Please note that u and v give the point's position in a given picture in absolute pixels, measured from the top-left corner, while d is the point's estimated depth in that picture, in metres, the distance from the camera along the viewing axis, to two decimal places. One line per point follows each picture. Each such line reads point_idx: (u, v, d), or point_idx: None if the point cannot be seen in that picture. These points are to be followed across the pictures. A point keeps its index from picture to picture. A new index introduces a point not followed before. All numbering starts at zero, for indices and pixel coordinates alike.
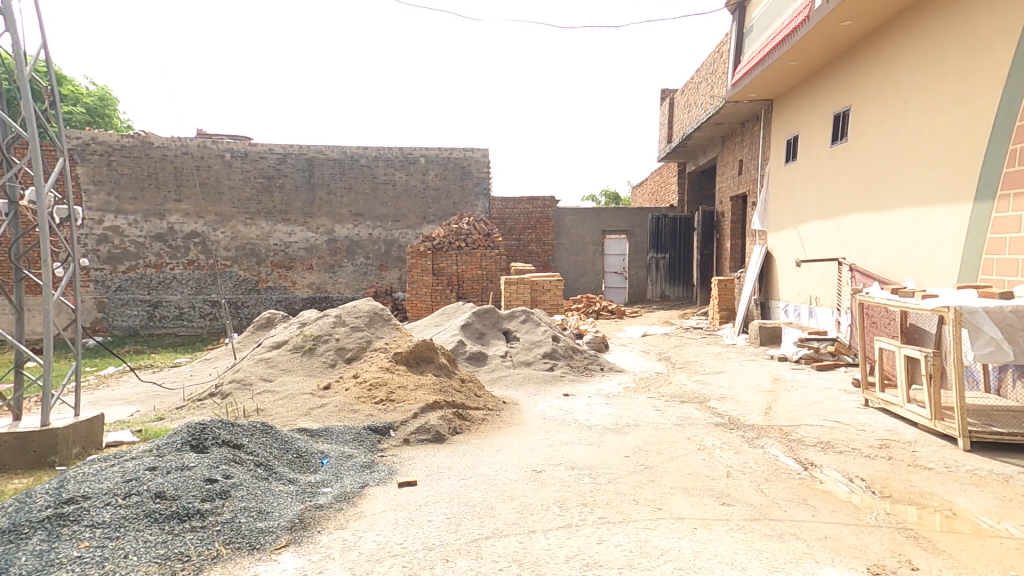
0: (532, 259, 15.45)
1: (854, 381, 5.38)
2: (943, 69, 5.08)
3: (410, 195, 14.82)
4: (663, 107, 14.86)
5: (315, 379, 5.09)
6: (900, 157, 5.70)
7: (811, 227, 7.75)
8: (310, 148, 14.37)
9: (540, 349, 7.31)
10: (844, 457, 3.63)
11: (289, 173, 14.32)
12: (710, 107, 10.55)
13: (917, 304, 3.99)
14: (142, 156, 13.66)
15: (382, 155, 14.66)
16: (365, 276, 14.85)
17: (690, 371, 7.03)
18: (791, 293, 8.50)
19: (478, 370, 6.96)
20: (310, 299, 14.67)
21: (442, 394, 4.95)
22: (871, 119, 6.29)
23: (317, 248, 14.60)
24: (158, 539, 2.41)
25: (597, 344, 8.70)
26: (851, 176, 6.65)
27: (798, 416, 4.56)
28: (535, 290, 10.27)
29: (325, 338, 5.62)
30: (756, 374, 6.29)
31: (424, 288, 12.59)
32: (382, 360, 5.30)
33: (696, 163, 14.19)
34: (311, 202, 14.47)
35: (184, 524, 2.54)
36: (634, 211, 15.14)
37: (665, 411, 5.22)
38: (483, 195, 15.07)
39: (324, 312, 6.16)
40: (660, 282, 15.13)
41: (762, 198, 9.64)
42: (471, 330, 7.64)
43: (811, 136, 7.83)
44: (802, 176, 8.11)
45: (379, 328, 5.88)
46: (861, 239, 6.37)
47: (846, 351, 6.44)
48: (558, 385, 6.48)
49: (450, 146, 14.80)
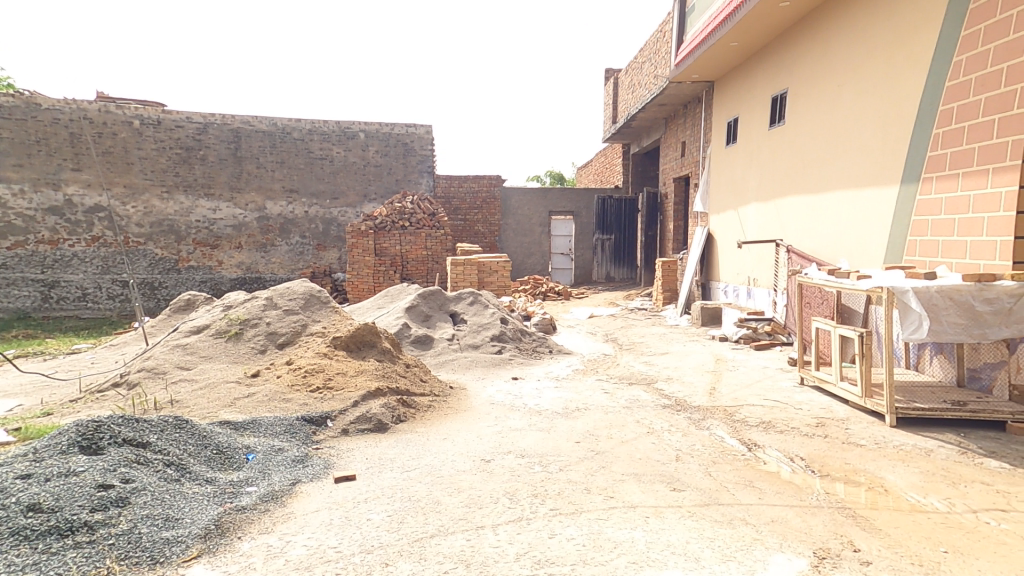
0: (478, 240, 15.19)
1: (790, 359, 5.55)
2: (874, 53, 5.16)
3: (348, 171, 14.12)
4: (607, 87, 14.83)
5: (242, 366, 4.67)
6: (834, 140, 5.83)
7: (751, 209, 7.92)
8: (235, 118, 13.36)
9: (489, 331, 7.14)
10: (784, 436, 3.70)
11: (211, 144, 13.29)
12: (653, 87, 10.58)
13: (853, 285, 4.07)
14: (27, 119, 12.21)
15: (317, 128, 13.84)
16: (301, 256, 14.08)
17: (637, 353, 7.10)
18: (731, 274, 8.74)
19: (423, 353, 6.72)
20: (239, 280, 13.77)
21: (385, 379, 4.69)
22: (807, 102, 6.39)
23: (246, 225, 13.69)
24: (29, 561, 2.06)
25: (545, 326, 8.65)
26: (790, 159, 6.78)
27: (741, 396, 4.65)
28: (482, 271, 10.04)
29: (254, 322, 5.18)
30: (699, 355, 6.41)
31: (365, 268, 12.09)
32: (319, 345, 4.95)
33: (640, 145, 14.33)
34: (238, 176, 13.52)
35: (64, 540, 2.19)
36: (580, 193, 15.17)
37: (614, 394, 5.22)
38: (427, 173, 14.57)
39: (253, 294, 5.68)
40: (605, 264, 15.30)
41: (704, 180, 9.79)
42: (417, 312, 7.36)
43: (751, 118, 7.94)
44: (742, 158, 8.25)
45: (315, 311, 5.49)
46: (798, 220, 6.53)
47: (782, 331, 6.64)
48: (507, 368, 6.36)
49: (391, 122, 14.17)
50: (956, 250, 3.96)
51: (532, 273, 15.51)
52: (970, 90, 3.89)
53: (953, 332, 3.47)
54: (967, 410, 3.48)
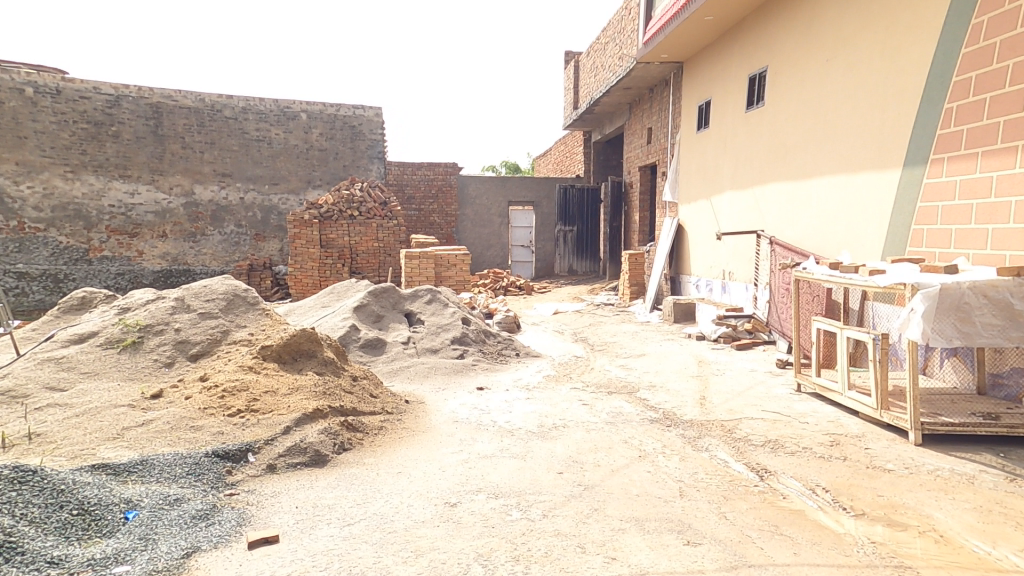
0: (434, 230, 14.36)
1: (779, 361, 5.11)
2: (870, 25, 4.75)
3: (289, 155, 12.94)
4: (568, 71, 14.23)
5: (139, 385, 3.75)
6: (821, 121, 5.43)
7: (725, 197, 7.53)
8: (154, 92, 11.96)
9: (449, 333, 6.41)
10: (797, 456, 3.18)
11: (126, 120, 11.88)
12: (619, 68, 10.03)
13: (862, 280, 3.52)
14: None
15: (252, 106, 12.58)
16: (237, 247, 12.83)
17: (611, 355, 6.56)
18: (703, 268, 8.37)
19: (374, 360, 5.92)
20: (163, 273, 12.44)
21: (326, 398, 3.90)
22: (791, 79, 5.97)
23: (171, 212, 12.34)
24: None
25: (508, 325, 8.01)
26: (770, 142, 6.38)
27: (736, 408, 4.13)
28: (438, 264, 9.26)
29: (160, 329, 4.25)
30: (679, 357, 5.92)
31: (310, 260, 11.09)
32: (243, 357, 4.09)
33: (602, 132, 13.82)
34: (160, 157, 12.16)
35: None
36: (540, 181, 14.55)
37: (594, 406, 4.64)
38: (377, 159, 13.58)
39: (161, 294, 4.71)
40: (568, 256, 14.78)
41: (672, 168, 9.38)
42: (367, 313, 6.52)
43: (725, 100, 7.53)
44: (715, 143, 7.84)
45: (239, 313, 4.60)
46: (780, 208, 6.15)
47: (763, 329, 6.21)
48: (470, 376, 5.66)
49: (337, 102, 13.05)
50: (974, 239, 3.59)
51: (491, 265, 14.81)
52: (993, 57, 3.46)
53: (987, 335, 3.05)
54: (1004, 424, 3.07)
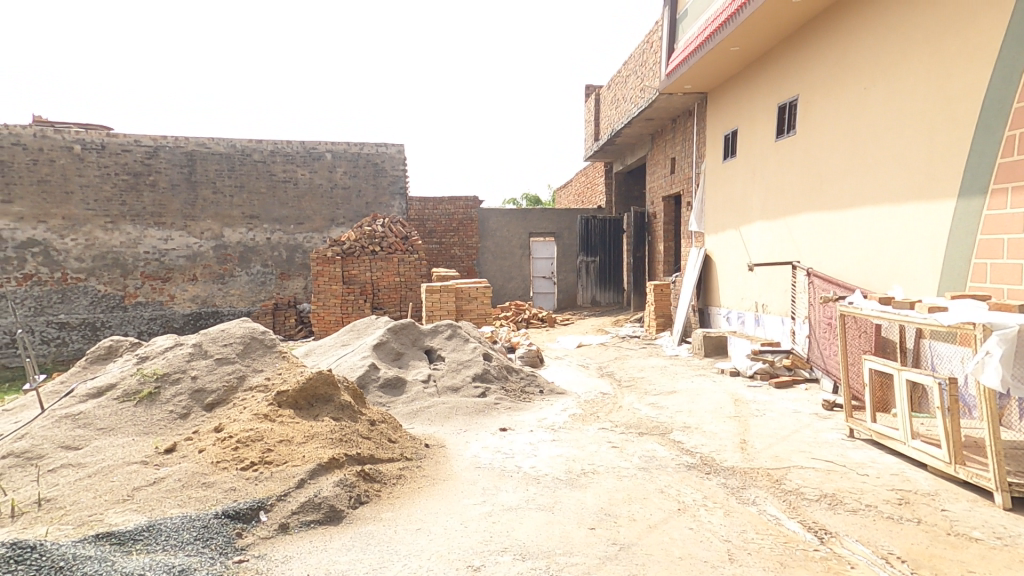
0: (455, 264, 14.33)
1: (824, 402, 4.77)
2: (912, 51, 4.57)
3: (314, 194, 13.17)
4: (588, 104, 14.31)
5: (154, 440, 3.65)
6: (861, 150, 5.23)
7: (755, 228, 7.30)
8: (189, 141, 12.37)
9: (470, 370, 6.21)
10: (859, 518, 2.86)
11: (162, 170, 12.28)
12: (640, 101, 10.01)
13: (922, 318, 3.27)
14: None
15: (280, 149, 12.90)
16: (263, 287, 12.97)
17: (640, 391, 6.26)
18: (733, 299, 8.07)
19: (394, 400, 5.74)
20: (193, 316, 12.61)
21: (343, 445, 3.72)
22: (825, 108, 5.80)
23: (202, 255, 12.58)
24: None
25: (531, 359, 7.78)
26: (803, 172, 6.17)
27: (782, 454, 3.82)
28: (459, 298, 9.13)
29: (177, 378, 4.17)
30: (713, 396, 5.61)
31: (332, 298, 11.11)
32: (259, 404, 3.96)
33: (623, 162, 13.77)
34: (193, 204, 12.47)
35: None
36: (561, 213, 14.48)
37: (624, 449, 4.34)
38: (399, 195, 13.72)
39: (178, 340, 4.65)
40: (591, 287, 14.57)
41: (698, 199, 9.20)
42: (387, 350, 6.38)
43: (752, 129, 7.39)
44: (742, 173, 7.66)
45: (256, 358, 4.50)
46: (817, 239, 5.89)
47: (803, 364, 5.88)
48: (493, 416, 5.42)
49: (360, 141, 13.31)
50: None
51: (513, 298, 14.68)
52: None
53: None
54: None
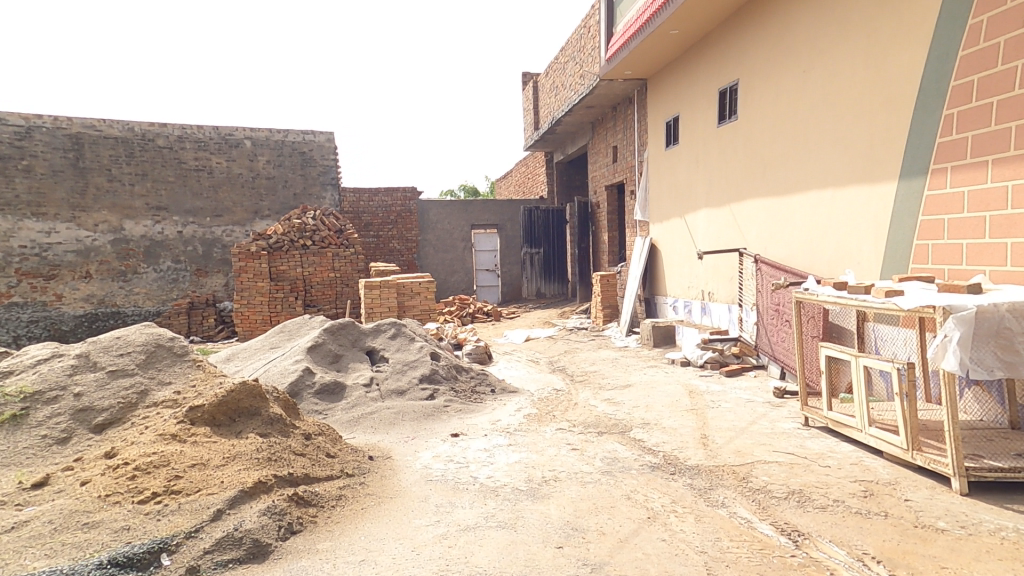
0: (394, 258, 13.70)
1: (776, 390, 4.76)
2: (849, 35, 4.61)
3: (233, 184, 12.13)
4: (527, 92, 14.06)
5: (17, 472, 3.06)
6: (801, 136, 5.28)
7: (699, 216, 7.34)
8: (73, 122, 10.98)
9: (416, 371, 5.80)
10: (828, 515, 2.74)
11: (40, 153, 10.83)
12: (581, 87, 9.85)
13: (879, 304, 3.20)
14: None
15: (189, 134, 11.75)
16: (175, 284, 11.83)
17: (594, 386, 6.10)
18: (680, 288, 8.11)
19: (333, 408, 5.24)
20: (87, 317, 11.29)
21: (269, 466, 3.26)
22: (765, 94, 5.83)
23: (97, 250, 11.27)
24: None
25: (479, 355, 7.46)
26: (746, 158, 6.21)
27: (744, 448, 3.72)
28: (401, 294, 8.64)
29: (54, 395, 3.55)
30: (667, 389, 5.52)
31: (258, 295, 10.26)
32: (165, 423, 3.42)
33: (565, 152, 13.64)
34: (82, 193, 11.13)
35: None
36: (504, 204, 14.19)
37: (585, 451, 4.15)
38: (331, 186, 12.90)
39: (59, 350, 3.97)
40: (536, 279, 14.42)
41: (641, 187, 9.19)
42: (322, 353, 5.84)
43: (692, 117, 7.42)
44: (685, 160, 7.67)
45: (161, 367, 3.93)
46: (761, 226, 5.95)
47: (751, 352, 5.93)
48: (442, 421, 5.06)
49: (284, 127, 12.37)
50: (991, 255, 3.35)
51: (456, 292, 14.27)
52: (997, 57, 3.24)
53: None
54: None
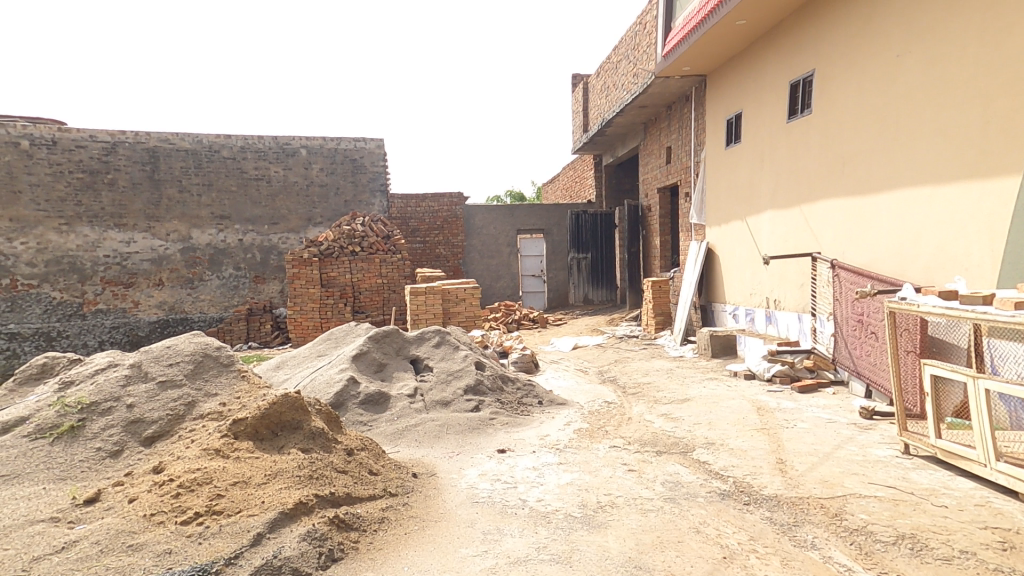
0: (440, 263, 13.67)
1: (864, 411, 4.25)
2: (953, 10, 4.10)
3: (289, 193, 12.43)
4: (576, 94, 13.76)
5: (71, 487, 2.95)
6: (892, 127, 4.74)
7: (765, 217, 6.84)
8: (151, 136, 11.55)
9: (460, 382, 5.58)
10: (955, 570, 2.29)
11: (122, 167, 11.44)
12: (634, 86, 9.48)
13: (1008, 317, 2.71)
14: None
15: (251, 145, 12.15)
16: (236, 291, 12.20)
17: (648, 399, 5.70)
18: (741, 295, 7.60)
19: (377, 419, 5.09)
20: (160, 323, 11.79)
21: (310, 485, 3.09)
22: (845, 82, 5.33)
23: (168, 258, 11.77)
24: None
25: (525, 364, 7.19)
26: (820, 153, 5.71)
27: (831, 478, 3.27)
28: (446, 300, 8.49)
29: (108, 407, 3.47)
30: (733, 405, 5.07)
31: (310, 301, 10.40)
32: (210, 437, 3.27)
33: (614, 155, 13.24)
34: (157, 204, 11.66)
35: None
36: (550, 208, 13.92)
37: (643, 473, 3.78)
38: (380, 192, 13.03)
39: (114, 360, 3.93)
40: (583, 285, 14.03)
41: (698, 190, 8.72)
42: (367, 362, 5.71)
43: (760, 111, 6.91)
44: (748, 158, 7.19)
45: (208, 378, 3.83)
46: (839, 226, 5.43)
47: (828, 366, 5.44)
48: (489, 435, 4.81)
49: (337, 135, 12.60)
50: None
51: (501, 298, 14.08)
52: None
53: None
54: None
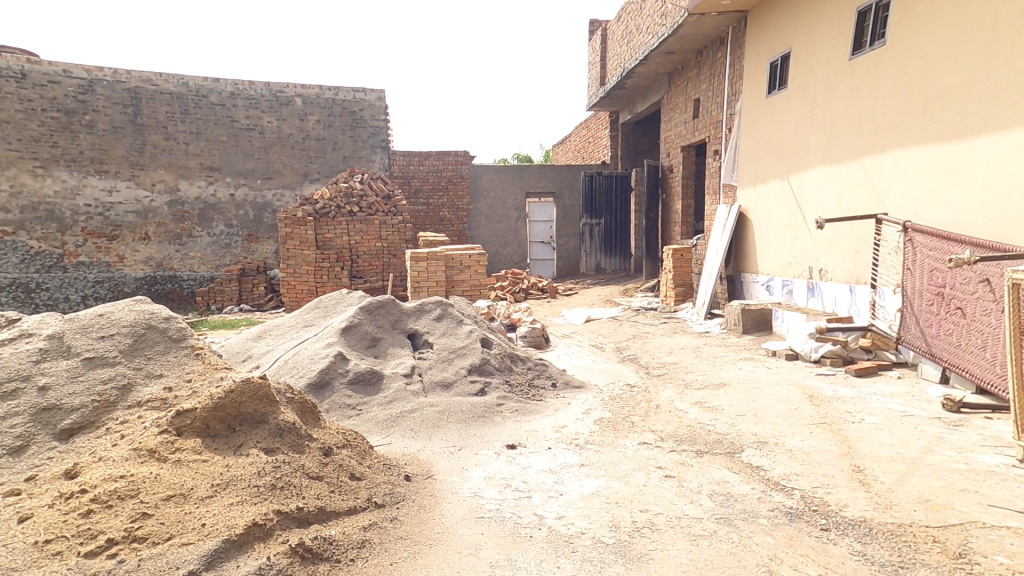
0: (444, 227, 12.88)
1: (946, 403, 3.65)
2: None
3: (284, 145, 11.61)
4: (593, 42, 12.65)
5: None
6: (1001, 57, 3.90)
7: (816, 175, 6.07)
8: (131, 75, 10.65)
9: (464, 361, 4.91)
10: None
11: (101, 108, 10.55)
12: (661, 28, 8.48)
13: None
14: None
15: (242, 91, 11.24)
16: (227, 249, 11.54)
17: (677, 382, 5.00)
18: (779, 265, 6.85)
19: (368, 401, 4.43)
20: (147, 279, 11.15)
21: (270, 498, 2.41)
22: (932, 7, 4.49)
23: (154, 211, 11.03)
24: None
25: (535, 340, 6.53)
26: (894, 97, 4.91)
27: (933, 496, 2.59)
28: (449, 267, 7.75)
29: (13, 389, 2.72)
30: (780, 392, 4.35)
31: (304, 264, 9.69)
32: (145, 433, 2.57)
33: (632, 111, 12.23)
34: (140, 150, 10.85)
35: None
36: (562, 169, 13.01)
37: (685, 480, 3.09)
38: (381, 148, 12.18)
39: (30, 328, 3.16)
40: (595, 253, 13.22)
41: (730, 146, 7.85)
42: (359, 335, 5.01)
43: (820, 48, 5.98)
44: (797, 107, 6.35)
45: (151, 355, 3.11)
46: (916, 183, 4.68)
47: (886, 347, 4.82)
48: (496, 424, 4.15)
49: (335, 85, 11.69)
50: None
51: (508, 265, 13.32)
52: None
53: None
54: None
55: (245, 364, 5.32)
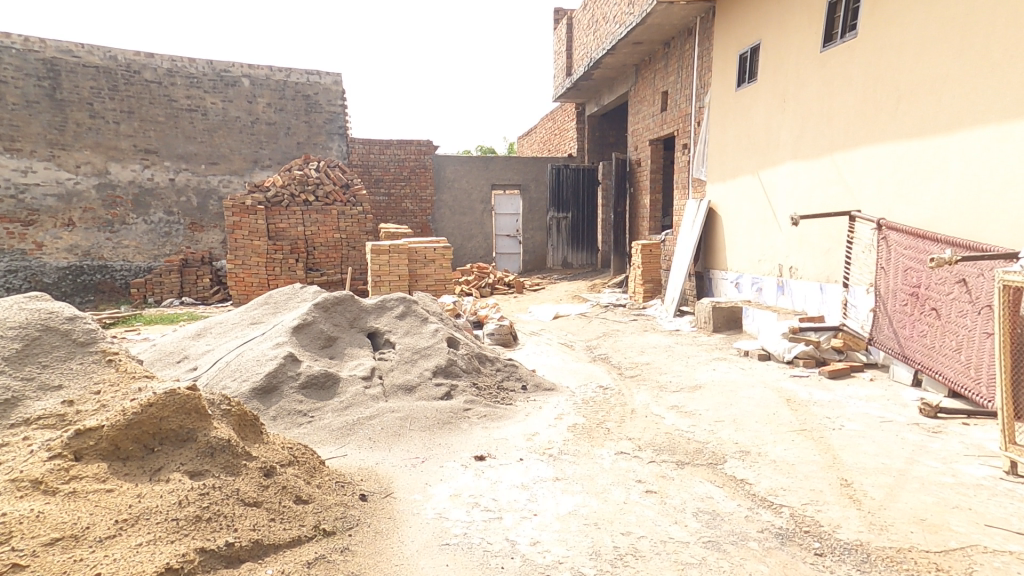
0: (406, 219, 12.40)
1: (925, 408, 3.57)
2: None
3: (230, 128, 10.87)
4: (559, 31, 12.38)
5: None
6: (974, 50, 3.84)
7: (786, 170, 6.00)
8: (46, 45, 9.58)
9: (428, 362, 4.57)
10: None
11: (10, 79, 9.48)
12: (629, 17, 8.26)
13: None
14: None
15: (180, 68, 10.44)
16: (167, 238, 10.77)
17: (650, 385, 4.82)
18: (749, 262, 6.78)
19: (321, 407, 4.03)
20: (72, 269, 10.17)
21: (193, 534, 2.04)
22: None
23: (80, 195, 10.08)
24: None
25: (502, 338, 6.25)
26: (866, 90, 4.84)
27: (927, 515, 2.46)
28: (413, 261, 7.32)
29: None
30: (756, 396, 4.21)
31: (254, 256, 9.07)
32: (32, 460, 2.13)
33: (599, 103, 12.05)
34: (61, 128, 9.85)
35: None
36: (528, 161, 12.72)
37: (666, 497, 2.87)
38: (338, 135, 11.60)
39: None
40: (562, 248, 13.00)
41: (700, 140, 7.74)
42: (312, 334, 4.59)
43: (790, 41, 5.88)
44: (767, 100, 6.26)
45: (47, 363, 2.65)
46: (888, 178, 4.63)
47: (858, 347, 4.77)
48: (462, 432, 3.85)
49: (287, 66, 11.01)
50: None
51: (473, 259, 12.95)
52: None
53: None
54: None
55: (178, 367, 4.81)
